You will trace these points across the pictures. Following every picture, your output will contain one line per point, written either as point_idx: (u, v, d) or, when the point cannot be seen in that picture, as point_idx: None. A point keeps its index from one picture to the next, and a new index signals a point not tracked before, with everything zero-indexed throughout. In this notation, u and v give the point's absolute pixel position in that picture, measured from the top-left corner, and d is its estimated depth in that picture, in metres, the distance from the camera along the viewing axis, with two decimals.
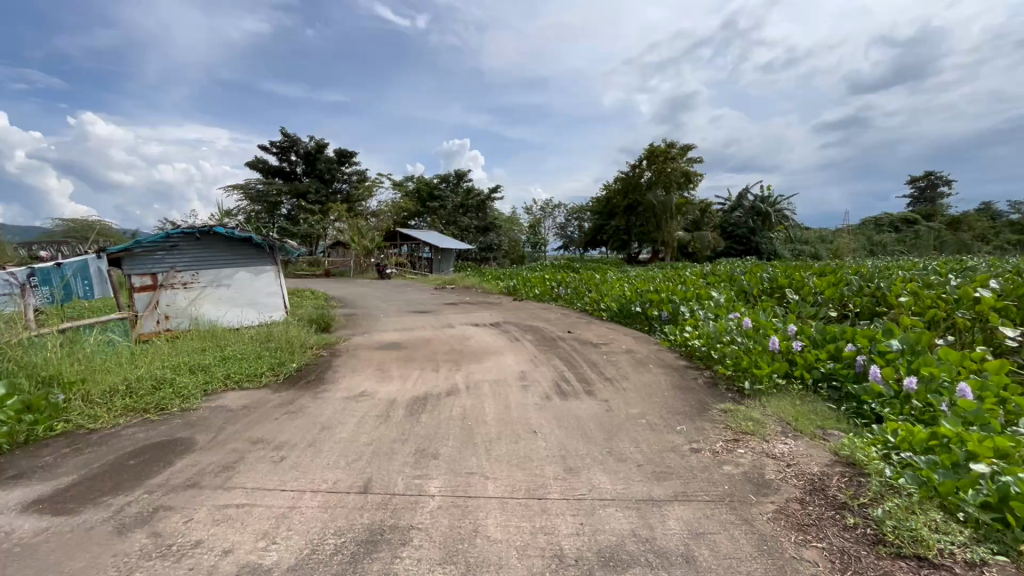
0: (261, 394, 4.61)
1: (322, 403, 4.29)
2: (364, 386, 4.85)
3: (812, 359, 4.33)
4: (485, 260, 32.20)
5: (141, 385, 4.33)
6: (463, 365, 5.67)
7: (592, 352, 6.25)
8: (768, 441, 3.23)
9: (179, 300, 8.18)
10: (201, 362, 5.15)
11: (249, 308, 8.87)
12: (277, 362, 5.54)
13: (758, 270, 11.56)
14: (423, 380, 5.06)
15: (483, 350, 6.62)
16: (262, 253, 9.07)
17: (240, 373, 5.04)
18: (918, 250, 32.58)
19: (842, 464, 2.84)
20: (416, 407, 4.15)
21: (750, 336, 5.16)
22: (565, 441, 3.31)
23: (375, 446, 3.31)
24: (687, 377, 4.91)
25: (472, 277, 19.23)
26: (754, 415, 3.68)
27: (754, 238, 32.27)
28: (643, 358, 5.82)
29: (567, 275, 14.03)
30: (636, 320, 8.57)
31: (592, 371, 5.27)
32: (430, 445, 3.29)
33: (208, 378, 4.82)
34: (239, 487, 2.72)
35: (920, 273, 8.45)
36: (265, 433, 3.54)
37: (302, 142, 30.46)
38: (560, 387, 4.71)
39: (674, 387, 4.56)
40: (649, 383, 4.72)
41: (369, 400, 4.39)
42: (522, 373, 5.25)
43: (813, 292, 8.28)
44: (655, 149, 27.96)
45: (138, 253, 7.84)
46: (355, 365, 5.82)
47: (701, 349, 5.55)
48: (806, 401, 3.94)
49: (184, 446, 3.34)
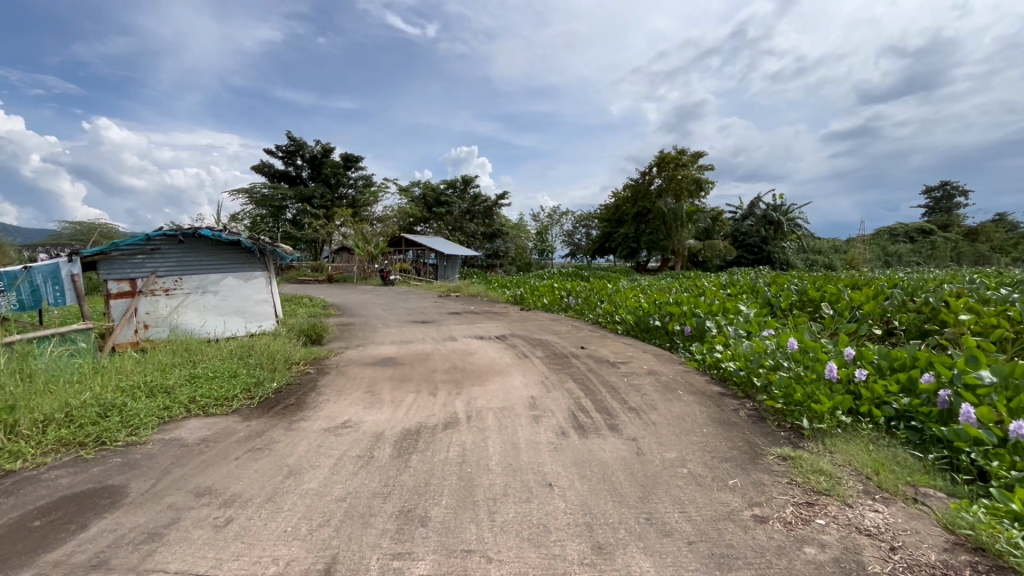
0: (226, 423, 3.92)
1: (296, 437, 3.60)
2: (348, 414, 4.17)
3: (880, 392, 3.60)
4: (491, 267, 31.62)
5: (83, 413, 3.67)
6: (464, 389, 4.97)
7: (610, 374, 5.54)
8: (853, 507, 2.50)
9: (160, 307, 7.56)
10: (164, 383, 4.48)
11: (237, 316, 8.25)
12: (254, 382, 4.86)
13: (784, 280, 10.83)
14: (418, 407, 4.36)
15: (487, 368, 5.93)
16: (251, 258, 8.45)
17: (208, 396, 4.37)
18: (935, 261, 31.78)
19: (967, 551, 2.12)
20: (405, 445, 3.45)
21: (797, 361, 4.44)
22: (590, 502, 2.60)
23: (348, 505, 2.61)
24: (724, 409, 4.20)
25: (477, 285, 18.54)
26: (824, 464, 2.95)
27: (766, 247, 31.60)
28: (669, 382, 5.10)
29: (577, 284, 13.30)
30: (655, 335, 7.86)
31: (612, 398, 4.56)
32: (418, 504, 2.60)
33: (169, 403, 4.16)
34: (156, 572, 2.05)
35: (968, 286, 7.68)
36: (216, 481, 2.86)
37: (309, 146, 30.08)
38: (578, 419, 4.00)
39: (713, 423, 3.84)
40: (682, 417, 4.00)
41: (352, 434, 3.70)
42: (532, 400, 4.52)
43: (852, 307, 7.51)
44: (666, 155, 27.38)
45: (115, 257, 7.23)
46: (343, 386, 5.14)
47: (738, 374, 4.82)
48: (881, 447, 3.22)
49: (111, 500, 2.66)
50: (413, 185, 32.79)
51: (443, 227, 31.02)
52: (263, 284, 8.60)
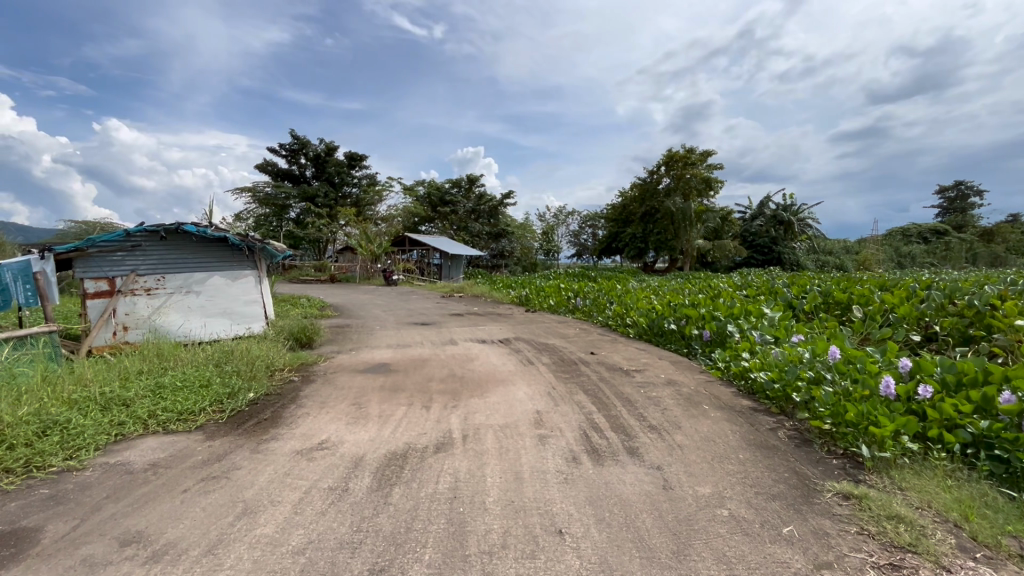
0: (185, 443, 3.41)
1: (261, 463, 3.07)
2: (328, 432, 3.64)
3: (951, 413, 3.01)
4: (496, 267, 31.06)
5: (16, 431, 3.17)
6: (462, 401, 4.42)
7: (624, 384, 4.98)
8: (953, 573, 1.94)
9: (140, 308, 7.09)
10: (123, 395, 3.98)
11: (223, 317, 7.75)
12: (227, 393, 4.35)
13: (806, 281, 10.20)
14: (408, 424, 3.82)
15: (488, 376, 5.39)
16: (239, 256, 7.94)
17: (170, 410, 3.85)
18: (949, 262, 30.96)
19: None
20: (389, 474, 2.92)
21: (841, 373, 3.85)
22: (612, 561, 2.06)
23: (307, 560, 2.07)
24: (760, 429, 3.63)
25: (480, 286, 17.99)
26: (899, 508, 2.37)
27: (776, 247, 30.83)
28: (692, 395, 4.55)
29: (583, 284, 12.73)
30: (670, 339, 7.29)
31: (629, 414, 4.01)
32: (393, 561, 2.06)
33: (123, 418, 3.65)
34: None
35: (1011, 287, 7.04)
36: (152, 525, 2.34)
37: (312, 144, 29.63)
38: (592, 441, 3.44)
39: (751, 448, 3.27)
40: (711, 438, 3.44)
41: (327, 459, 3.16)
42: (538, 416, 3.97)
43: (885, 310, 6.89)
44: (675, 153, 26.85)
45: (92, 254, 6.76)
46: (326, 397, 4.62)
47: (770, 387, 4.23)
48: (962, 483, 2.63)
49: (14, 552, 2.15)
50: (417, 184, 32.34)
51: (446, 227, 30.58)
52: (253, 283, 8.09)
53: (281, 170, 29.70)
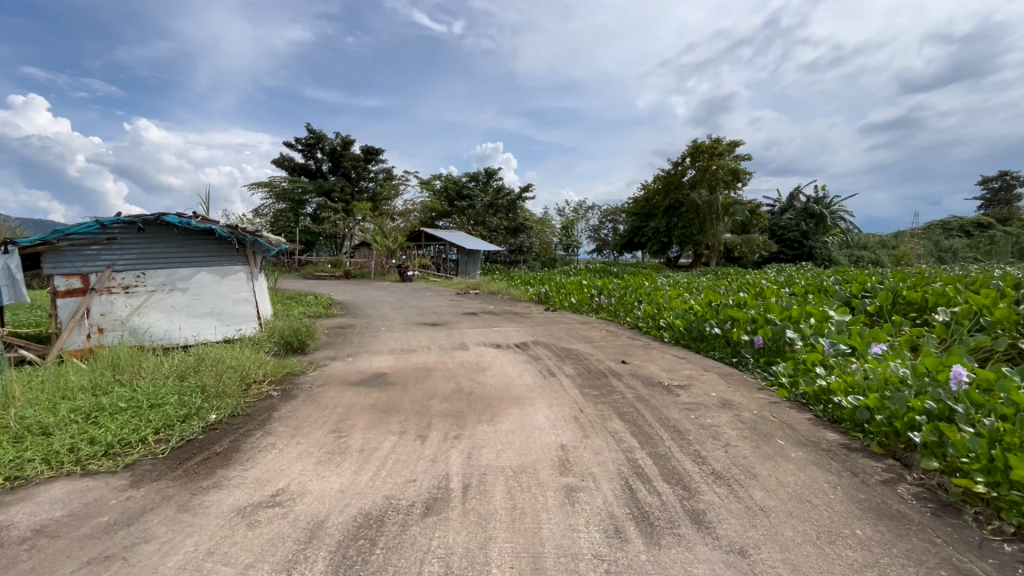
0: (99, 493, 2.59)
1: (183, 531, 2.22)
2: (287, 478, 2.76)
3: None
4: (514, 262, 30.14)
5: None
6: (467, 429, 3.53)
7: (670, 405, 4.02)
8: None
9: (117, 308, 6.39)
10: (45, 422, 3.19)
11: (211, 318, 7.01)
12: (180, 415, 3.54)
13: (862, 277, 8.98)
14: (394, 465, 2.93)
15: (502, 393, 4.48)
16: (228, 251, 7.18)
17: (97, 442, 3.05)
18: (995, 257, 28.94)
19: None
20: (350, 556, 2.03)
21: (976, 406, 2.81)
22: None
23: None
24: (870, 484, 2.64)
25: (498, 282, 17.11)
26: None
27: (808, 242, 29.20)
28: (757, 425, 3.56)
29: (609, 280, 11.64)
30: (713, 345, 6.28)
31: (683, 455, 3.05)
32: None
33: (31, 454, 2.86)
34: None
35: None
36: None
37: (328, 138, 29.09)
38: (638, 501, 2.49)
39: (871, 519, 2.29)
40: (807, 499, 2.47)
41: (275, 524, 2.29)
42: (564, 455, 3.04)
43: (973, 312, 5.70)
44: (701, 144, 25.59)
45: (61, 247, 6.06)
46: (303, 420, 3.77)
47: (868, 419, 3.22)
48: None
49: None
50: (434, 179, 31.58)
51: (463, 222, 29.80)
52: (244, 281, 7.33)
53: (298, 165, 29.24)
